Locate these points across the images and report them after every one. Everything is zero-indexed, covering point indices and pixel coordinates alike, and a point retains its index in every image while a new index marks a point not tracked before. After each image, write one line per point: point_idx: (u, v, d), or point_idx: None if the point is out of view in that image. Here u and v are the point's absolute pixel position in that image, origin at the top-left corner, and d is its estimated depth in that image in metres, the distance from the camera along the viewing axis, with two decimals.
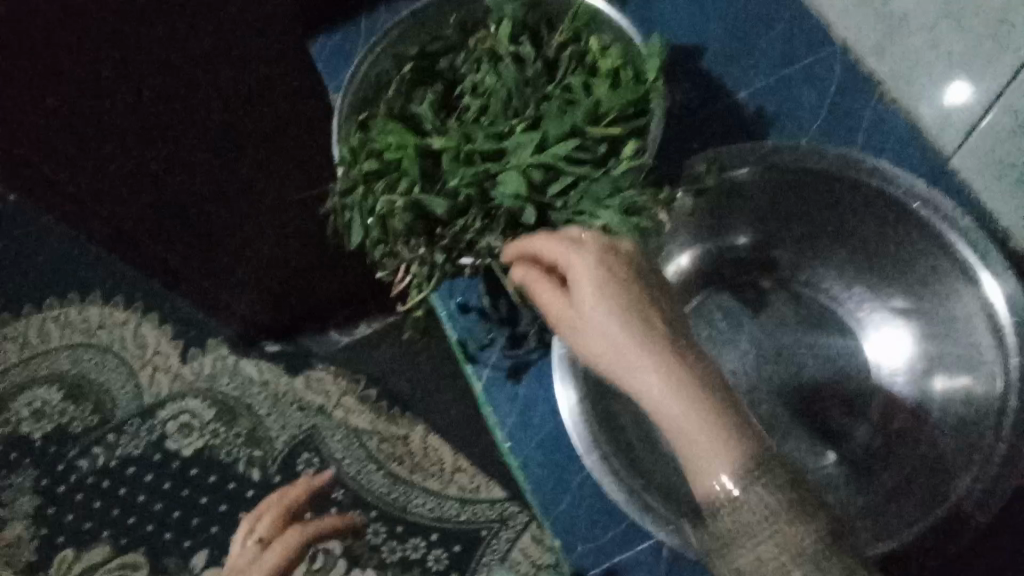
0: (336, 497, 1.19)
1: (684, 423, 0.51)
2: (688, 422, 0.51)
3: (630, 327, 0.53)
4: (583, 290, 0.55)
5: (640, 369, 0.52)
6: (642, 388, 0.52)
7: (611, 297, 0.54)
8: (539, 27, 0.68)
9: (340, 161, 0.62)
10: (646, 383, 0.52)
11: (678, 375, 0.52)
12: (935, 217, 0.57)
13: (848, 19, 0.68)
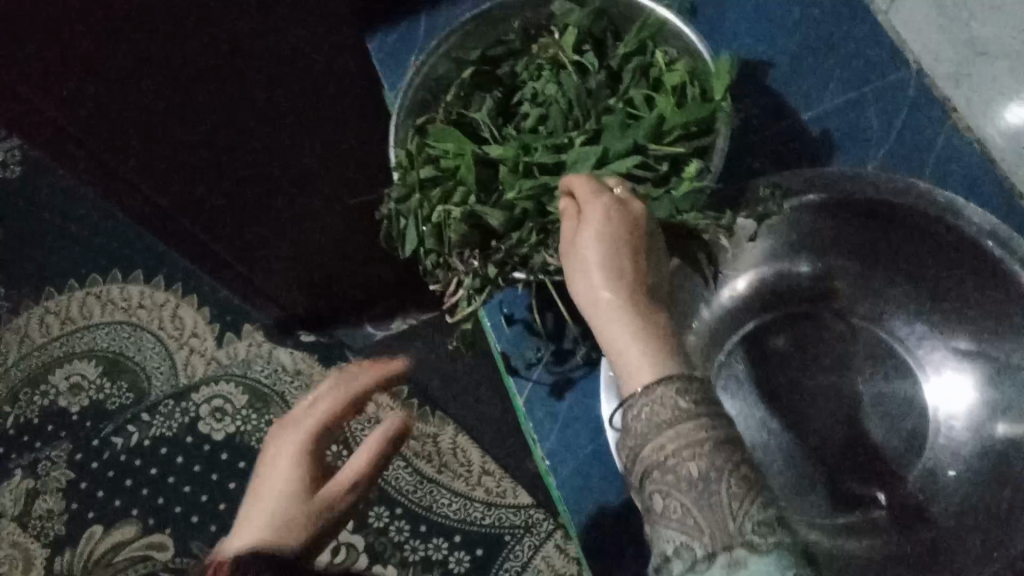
0: None
1: (632, 360, 0.46)
2: (633, 352, 0.46)
3: (617, 276, 0.48)
4: (615, 230, 0.49)
5: (604, 301, 0.48)
6: (599, 317, 0.48)
7: (617, 241, 0.49)
8: (605, 36, 0.66)
9: (395, 166, 0.62)
10: (604, 318, 0.47)
11: (642, 323, 0.47)
12: (1011, 259, 0.54)
13: (927, 44, 0.65)
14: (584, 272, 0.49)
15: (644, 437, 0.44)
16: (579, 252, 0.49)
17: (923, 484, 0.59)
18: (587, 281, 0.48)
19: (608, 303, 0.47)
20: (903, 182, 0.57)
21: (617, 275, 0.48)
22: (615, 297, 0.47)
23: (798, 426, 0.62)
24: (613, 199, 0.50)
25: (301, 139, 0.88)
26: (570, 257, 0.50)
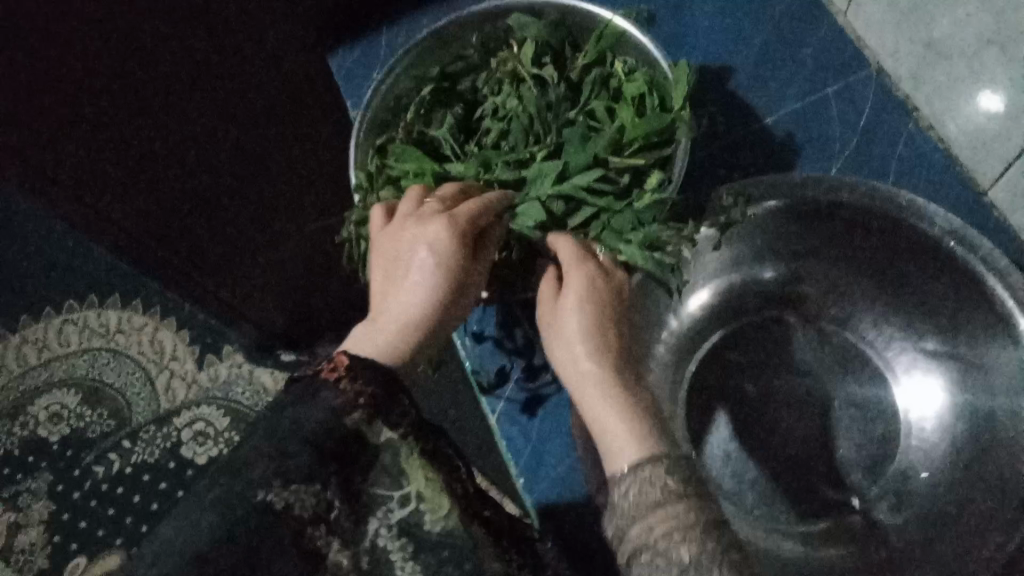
0: None
1: (614, 430, 0.48)
2: (615, 424, 0.48)
3: (601, 351, 0.51)
4: (592, 299, 0.52)
5: (586, 371, 0.50)
6: (583, 388, 0.50)
7: (597, 312, 0.52)
8: (563, 47, 0.65)
9: (356, 189, 0.62)
10: (585, 389, 0.50)
11: (624, 396, 0.49)
12: (971, 258, 0.55)
13: (885, 45, 0.65)
14: (568, 347, 0.52)
15: (633, 516, 0.44)
16: (563, 324, 0.52)
17: (897, 489, 0.59)
18: (569, 353, 0.51)
19: (589, 374, 0.50)
20: (863, 185, 0.57)
21: (597, 346, 0.51)
22: (595, 368, 0.50)
23: (769, 432, 0.62)
24: (598, 270, 0.54)
25: (269, 153, 0.86)
26: (553, 328, 0.53)
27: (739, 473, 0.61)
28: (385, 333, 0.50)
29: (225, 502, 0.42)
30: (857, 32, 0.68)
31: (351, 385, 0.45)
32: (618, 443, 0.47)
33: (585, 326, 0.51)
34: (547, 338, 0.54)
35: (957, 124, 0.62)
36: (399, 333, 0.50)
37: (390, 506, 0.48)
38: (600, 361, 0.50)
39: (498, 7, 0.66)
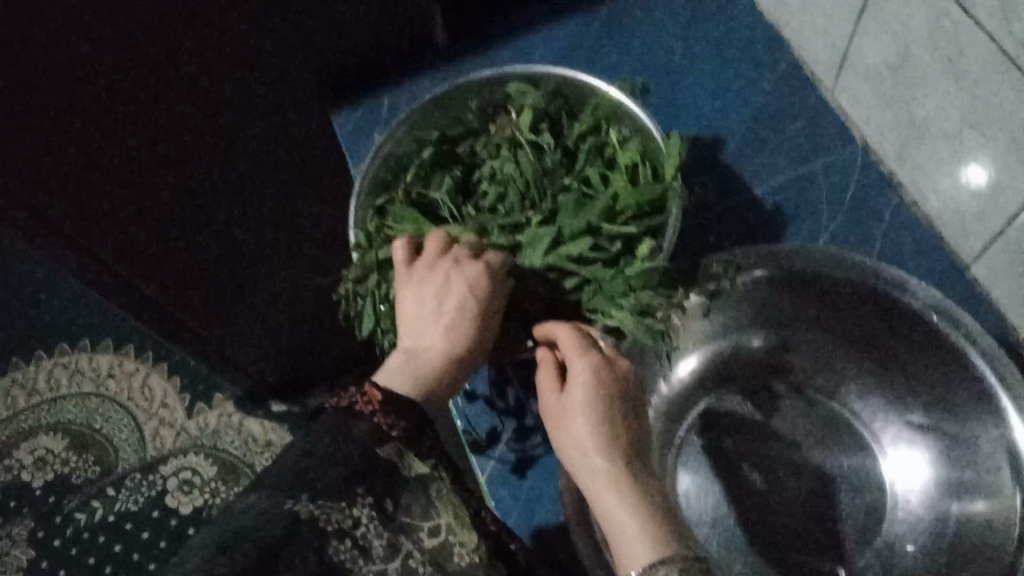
0: None
1: (627, 534, 0.47)
2: (629, 525, 0.47)
3: (610, 446, 0.50)
4: (595, 390, 0.52)
5: (597, 469, 0.49)
6: (596, 488, 0.49)
7: (602, 405, 0.51)
8: (560, 115, 0.67)
9: (355, 246, 0.63)
10: (595, 489, 0.49)
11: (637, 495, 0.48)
12: (953, 331, 0.56)
13: (870, 121, 0.68)
14: (576, 444, 0.51)
15: None
16: (570, 419, 0.52)
17: (886, 560, 0.59)
18: (576, 452, 0.51)
19: (601, 472, 0.49)
20: (847, 259, 0.59)
21: (602, 442, 0.50)
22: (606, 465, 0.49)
23: (756, 500, 0.62)
24: (600, 357, 0.53)
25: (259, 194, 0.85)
26: (561, 424, 0.52)
27: (728, 540, 0.61)
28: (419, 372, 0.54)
29: (261, 513, 0.45)
30: (842, 107, 0.71)
31: (382, 419, 0.49)
32: (634, 547, 0.46)
33: (592, 420, 0.51)
34: (553, 431, 0.53)
35: (939, 200, 0.64)
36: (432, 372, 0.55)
37: (422, 534, 0.49)
38: (605, 458, 0.50)
39: (498, 75, 0.68)
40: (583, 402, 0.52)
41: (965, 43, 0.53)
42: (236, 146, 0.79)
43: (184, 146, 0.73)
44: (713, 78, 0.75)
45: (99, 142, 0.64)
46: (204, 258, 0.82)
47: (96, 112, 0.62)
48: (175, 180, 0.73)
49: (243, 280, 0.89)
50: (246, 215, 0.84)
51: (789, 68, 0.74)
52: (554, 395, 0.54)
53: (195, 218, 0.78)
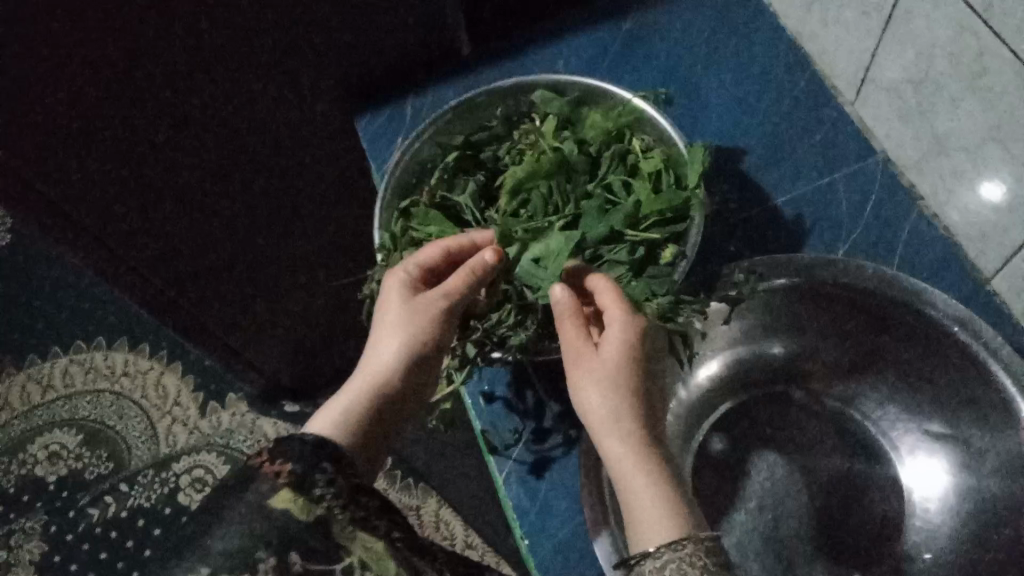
0: None
1: (642, 501, 0.49)
2: (647, 489, 0.49)
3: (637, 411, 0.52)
4: (635, 351, 0.53)
5: (622, 432, 0.51)
6: (619, 442, 0.51)
7: (637, 366, 0.53)
8: (583, 123, 0.68)
9: (380, 248, 0.64)
10: (616, 447, 0.51)
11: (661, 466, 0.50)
12: (975, 342, 0.56)
13: (891, 135, 0.68)
14: (604, 392, 0.52)
15: None
16: (601, 373, 0.53)
17: (903, 567, 0.59)
18: (602, 406, 0.52)
19: (626, 435, 0.51)
20: (867, 268, 0.60)
21: (629, 409, 0.52)
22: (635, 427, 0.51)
23: (773, 506, 0.62)
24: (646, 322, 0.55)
25: (278, 191, 0.85)
26: (587, 373, 0.53)
27: (746, 545, 0.61)
28: (339, 412, 0.54)
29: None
30: (863, 121, 0.72)
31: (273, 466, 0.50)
32: (647, 517, 0.48)
33: (624, 379, 0.52)
34: (573, 376, 0.54)
35: (959, 214, 0.65)
36: (359, 411, 0.54)
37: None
38: (629, 424, 0.51)
39: (523, 83, 0.69)
40: (619, 358, 0.53)
41: (988, 59, 0.54)
42: (259, 151, 0.80)
43: (203, 145, 0.73)
44: (733, 90, 0.76)
45: (129, 146, 0.65)
46: (224, 260, 0.83)
47: (126, 118, 0.64)
48: (199, 183, 0.75)
49: (261, 283, 0.91)
50: (265, 219, 0.86)
51: (808, 81, 0.75)
52: (583, 344, 0.54)
53: (218, 222, 0.80)
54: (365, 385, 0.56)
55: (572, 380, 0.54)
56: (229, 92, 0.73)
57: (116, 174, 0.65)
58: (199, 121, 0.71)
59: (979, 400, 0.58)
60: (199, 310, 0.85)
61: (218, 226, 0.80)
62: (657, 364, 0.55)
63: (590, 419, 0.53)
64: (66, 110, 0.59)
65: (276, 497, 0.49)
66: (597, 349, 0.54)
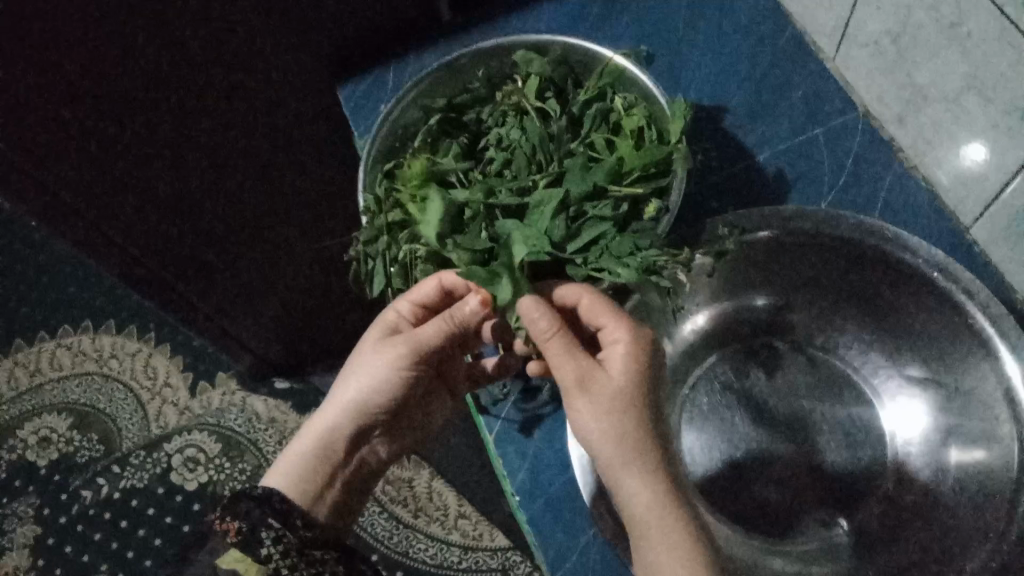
0: (366, 525, 1.13)
1: (667, 555, 0.50)
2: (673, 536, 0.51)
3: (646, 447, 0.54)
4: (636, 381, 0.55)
5: (639, 471, 0.53)
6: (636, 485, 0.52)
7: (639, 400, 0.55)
8: (565, 83, 0.68)
9: (364, 211, 0.64)
10: (640, 488, 0.52)
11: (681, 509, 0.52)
12: (954, 287, 0.57)
13: (871, 89, 0.69)
14: (611, 428, 0.54)
15: None
16: (609, 400, 0.54)
17: (886, 506, 0.62)
18: (614, 435, 0.53)
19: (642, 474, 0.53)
20: (850, 218, 0.60)
21: (639, 443, 0.53)
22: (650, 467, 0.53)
23: (759, 453, 0.64)
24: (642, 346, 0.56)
25: (266, 166, 0.85)
26: (597, 398, 0.54)
27: (734, 493, 0.63)
28: (294, 463, 0.61)
29: None
30: (844, 77, 0.72)
31: (223, 523, 0.56)
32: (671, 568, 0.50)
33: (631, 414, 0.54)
34: (580, 399, 0.55)
35: (941, 165, 0.65)
36: (311, 464, 0.61)
37: None
38: (644, 462, 0.53)
39: (506, 43, 0.69)
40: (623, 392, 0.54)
41: (967, 7, 0.54)
42: (250, 127, 0.79)
43: (185, 118, 0.72)
44: (717, 51, 0.76)
45: (103, 117, 0.65)
46: (203, 231, 0.83)
47: (101, 87, 0.63)
48: (179, 157, 0.74)
49: (246, 256, 0.90)
50: (251, 194, 0.85)
51: (789, 39, 0.75)
52: (587, 362, 0.55)
53: (197, 194, 0.79)
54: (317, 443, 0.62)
55: (578, 402, 0.55)
56: (213, 67, 0.72)
57: (84, 141, 0.65)
58: (185, 94, 0.70)
59: (963, 342, 0.59)
60: (181, 276, 0.85)
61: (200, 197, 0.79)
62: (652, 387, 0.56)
63: (597, 442, 0.54)
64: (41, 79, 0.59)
65: (222, 558, 0.55)
66: (604, 371, 0.55)
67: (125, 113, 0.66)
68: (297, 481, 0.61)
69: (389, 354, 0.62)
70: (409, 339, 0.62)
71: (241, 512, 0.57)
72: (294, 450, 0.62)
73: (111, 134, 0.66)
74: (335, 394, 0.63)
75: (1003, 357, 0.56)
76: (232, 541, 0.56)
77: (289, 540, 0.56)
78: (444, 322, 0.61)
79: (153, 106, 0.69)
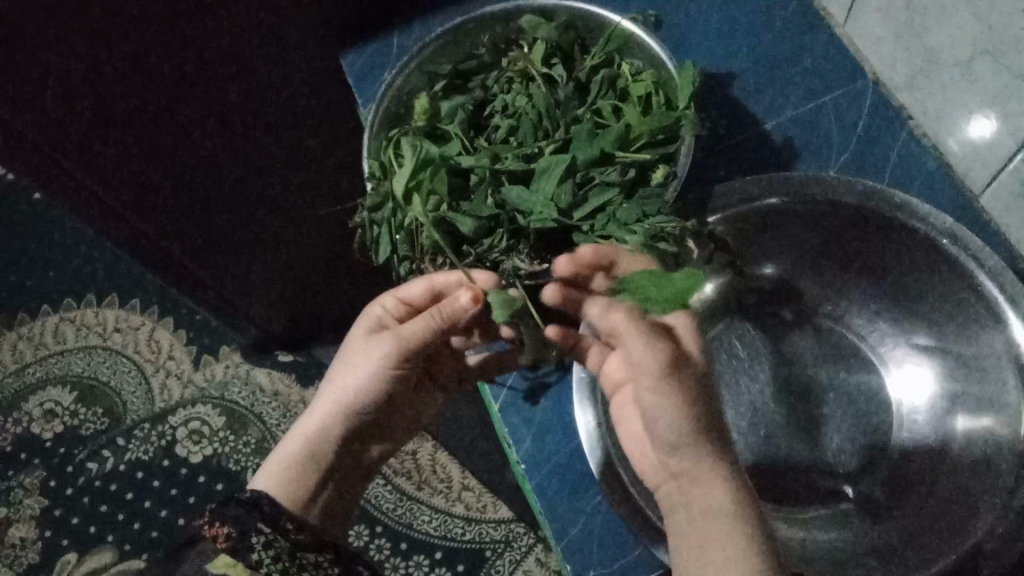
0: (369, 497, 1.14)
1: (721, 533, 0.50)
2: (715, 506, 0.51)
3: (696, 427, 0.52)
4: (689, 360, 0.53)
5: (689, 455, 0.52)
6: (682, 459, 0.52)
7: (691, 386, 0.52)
8: (572, 49, 0.68)
9: (369, 177, 0.63)
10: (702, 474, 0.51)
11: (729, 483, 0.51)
12: (965, 256, 0.57)
13: (881, 57, 0.68)
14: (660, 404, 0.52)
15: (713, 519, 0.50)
16: (693, 391, 0.52)
17: (890, 476, 0.62)
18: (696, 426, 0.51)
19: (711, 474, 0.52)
20: (859, 185, 0.60)
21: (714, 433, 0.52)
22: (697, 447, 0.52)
23: (765, 422, 0.64)
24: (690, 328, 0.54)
25: (271, 139, 0.84)
26: (683, 388, 0.52)
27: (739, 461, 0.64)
28: (281, 462, 0.60)
29: None
30: (854, 45, 0.71)
31: (212, 529, 0.54)
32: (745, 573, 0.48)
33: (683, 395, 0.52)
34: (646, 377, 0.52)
35: (950, 132, 0.64)
36: (293, 465, 0.60)
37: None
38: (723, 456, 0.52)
39: (510, 8, 0.67)
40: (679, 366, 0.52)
41: None
42: (252, 94, 0.78)
43: (188, 88, 0.71)
44: (728, 18, 0.74)
45: (105, 87, 0.64)
46: (206, 200, 0.82)
47: (104, 57, 0.62)
48: (183, 125, 0.73)
49: (249, 228, 0.90)
50: (255, 163, 0.84)
51: (800, 5, 0.74)
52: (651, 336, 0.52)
53: (202, 164, 0.78)
54: (303, 446, 0.61)
55: (666, 393, 0.51)
56: (217, 37, 0.71)
57: (88, 113, 0.64)
58: (187, 62, 0.70)
59: (971, 307, 0.58)
60: (182, 245, 0.84)
61: (203, 168, 0.79)
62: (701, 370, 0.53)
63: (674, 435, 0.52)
64: (45, 51, 0.58)
65: (212, 563, 0.54)
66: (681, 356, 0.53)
67: (127, 83, 0.65)
68: (279, 481, 0.59)
69: (374, 348, 0.62)
70: (394, 332, 0.62)
71: (230, 517, 0.55)
72: (280, 454, 0.61)
73: (112, 101, 0.65)
74: (323, 393, 0.63)
75: (1011, 323, 0.56)
76: (222, 547, 0.54)
77: (279, 544, 0.55)
78: (432, 319, 0.60)
79: (156, 77, 0.68)
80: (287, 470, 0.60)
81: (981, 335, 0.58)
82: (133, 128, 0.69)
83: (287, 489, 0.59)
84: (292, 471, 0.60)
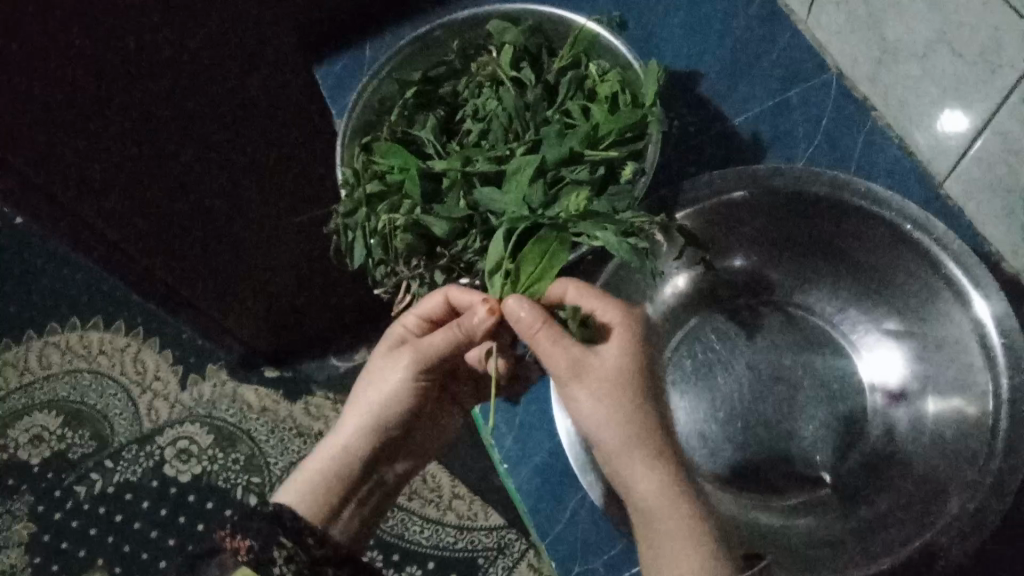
0: None
1: (658, 524, 0.51)
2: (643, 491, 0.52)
3: (623, 419, 0.53)
4: (608, 369, 0.54)
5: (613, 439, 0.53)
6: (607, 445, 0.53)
7: (609, 392, 0.53)
8: (540, 52, 0.68)
9: (342, 184, 0.64)
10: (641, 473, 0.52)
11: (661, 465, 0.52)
12: (927, 239, 0.58)
13: (844, 50, 0.69)
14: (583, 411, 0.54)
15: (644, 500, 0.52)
16: (605, 387, 0.53)
17: (869, 461, 0.62)
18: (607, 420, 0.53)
19: (639, 468, 0.52)
20: (826, 175, 0.61)
21: (639, 430, 0.53)
22: (624, 437, 0.53)
23: (745, 414, 0.65)
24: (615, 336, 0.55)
25: (247, 154, 0.84)
26: (591, 381, 0.53)
27: (716, 452, 0.64)
28: (308, 482, 0.61)
29: None
30: (816, 36, 0.73)
31: (234, 541, 0.55)
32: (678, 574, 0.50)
33: (599, 396, 0.53)
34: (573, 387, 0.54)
35: (916, 125, 0.66)
36: (320, 484, 0.61)
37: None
38: (646, 449, 0.53)
39: (479, 14, 0.68)
40: (599, 374, 0.53)
41: None
42: (230, 109, 0.79)
43: (160, 105, 0.71)
44: (696, 19, 0.76)
45: (79, 106, 0.64)
46: (184, 216, 0.82)
47: (77, 77, 0.62)
48: (165, 143, 0.74)
49: (229, 244, 0.91)
50: (233, 178, 0.84)
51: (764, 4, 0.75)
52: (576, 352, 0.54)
53: (178, 180, 0.78)
54: (328, 467, 0.61)
55: (574, 389, 0.54)
56: (191, 54, 0.71)
57: (62, 134, 0.64)
58: (161, 80, 0.70)
59: (939, 291, 0.59)
60: (159, 261, 0.84)
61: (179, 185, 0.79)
62: (627, 363, 0.54)
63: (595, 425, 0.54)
64: (20, 71, 0.58)
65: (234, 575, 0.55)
66: (594, 353, 0.54)
67: (100, 102, 0.66)
68: (307, 499, 0.60)
69: (395, 360, 0.61)
70: (413, 348, 0.61)
71: (252, 529, 0.56)
72: (306, 471, 0.61)
73: (88, 121, 0.65)
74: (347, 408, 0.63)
75: (975, 302, 0.57)
76: (245, 559, 0.55)
77: (301, 558, 0.56)
78: (454, 335, 0.58)
79: (130, 95, 0.68)
80: (315, 490, 0.60)
81: (947, 314, 0.59)
82: (109, 147, 0.69)
83: (314, 508, 0.60)
84: (318, 492, 0.60)
